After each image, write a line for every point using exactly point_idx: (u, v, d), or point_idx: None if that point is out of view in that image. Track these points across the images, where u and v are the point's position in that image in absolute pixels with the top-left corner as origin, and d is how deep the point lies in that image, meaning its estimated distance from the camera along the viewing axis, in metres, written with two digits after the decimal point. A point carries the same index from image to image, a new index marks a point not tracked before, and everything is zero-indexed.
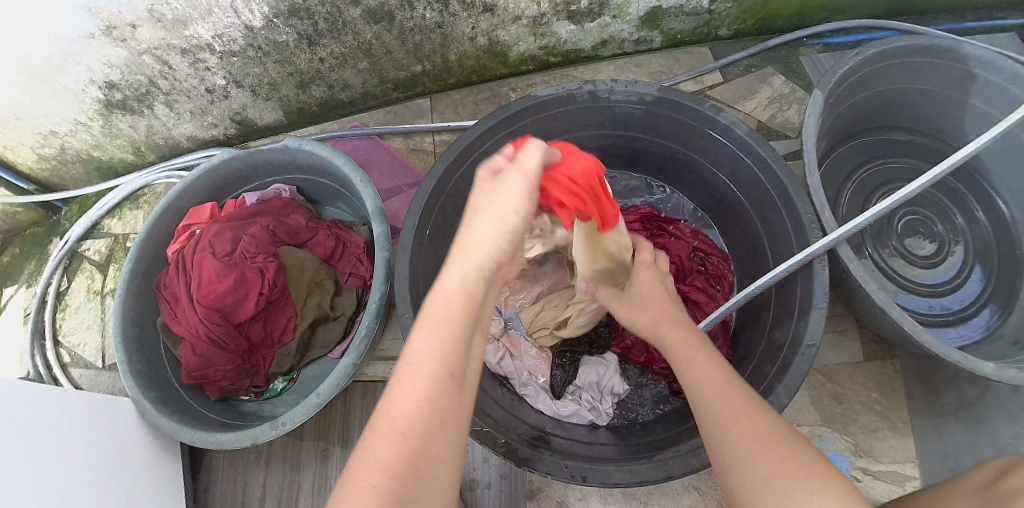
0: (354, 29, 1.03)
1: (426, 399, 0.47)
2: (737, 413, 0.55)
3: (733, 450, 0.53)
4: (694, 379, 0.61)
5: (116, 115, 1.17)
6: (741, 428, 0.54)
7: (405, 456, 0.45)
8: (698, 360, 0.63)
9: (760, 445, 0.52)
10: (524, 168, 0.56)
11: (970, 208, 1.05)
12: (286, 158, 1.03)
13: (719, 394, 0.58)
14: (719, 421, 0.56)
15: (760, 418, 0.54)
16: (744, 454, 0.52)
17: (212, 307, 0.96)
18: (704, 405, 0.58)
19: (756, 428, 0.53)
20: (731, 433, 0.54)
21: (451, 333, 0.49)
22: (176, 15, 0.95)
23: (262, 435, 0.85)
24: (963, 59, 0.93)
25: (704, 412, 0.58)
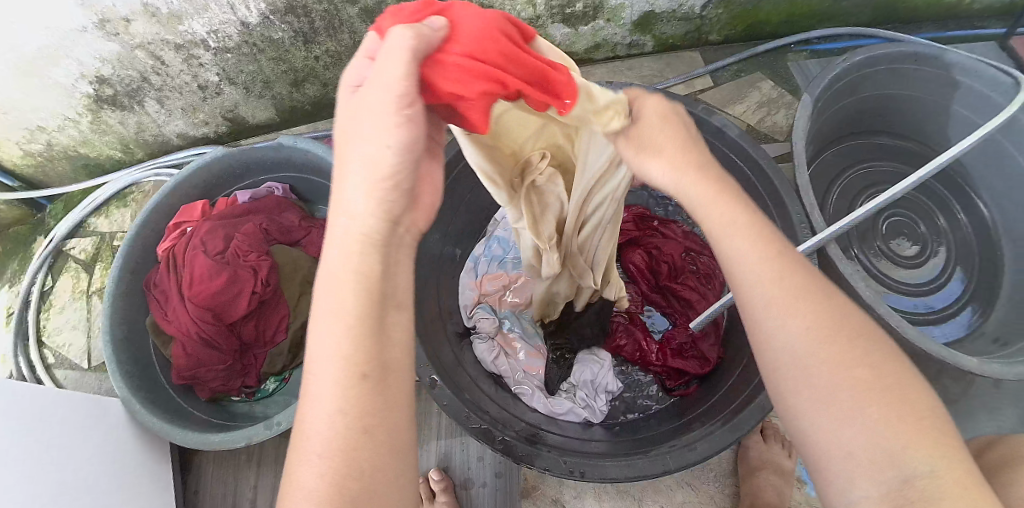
0: (350, 28, 1.03)
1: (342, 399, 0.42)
2: (804, 310, 0.43)
3: (795, 352, 0.42)
4: (747, 260, 0.45)
5: (105, 111, 1.16)
6: (810, 330, 0.42)
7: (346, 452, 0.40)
8: (751, 231, 0.46)
9: (834, 351, 0.41)
10: (386, 79, 0.46)
11: (953, 211, 1.08)
12: (281, 156, 1.03)
13: (781, 285, 0.44)
14: (779, 317, 0.43)
15: (833, 317, 0.42)
16: (811, 359, 0.41)
17: (204, 305, 0.96)
18: (757, 295, 0.44)
19: (824, 331, 0.42)
20: (796, 333, 0.42)
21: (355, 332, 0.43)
22: (171, 9, 0.94)
23: (257, 434, 0.84)
24: (947, 66, 0.96)
25: (757, 302, 0.44)
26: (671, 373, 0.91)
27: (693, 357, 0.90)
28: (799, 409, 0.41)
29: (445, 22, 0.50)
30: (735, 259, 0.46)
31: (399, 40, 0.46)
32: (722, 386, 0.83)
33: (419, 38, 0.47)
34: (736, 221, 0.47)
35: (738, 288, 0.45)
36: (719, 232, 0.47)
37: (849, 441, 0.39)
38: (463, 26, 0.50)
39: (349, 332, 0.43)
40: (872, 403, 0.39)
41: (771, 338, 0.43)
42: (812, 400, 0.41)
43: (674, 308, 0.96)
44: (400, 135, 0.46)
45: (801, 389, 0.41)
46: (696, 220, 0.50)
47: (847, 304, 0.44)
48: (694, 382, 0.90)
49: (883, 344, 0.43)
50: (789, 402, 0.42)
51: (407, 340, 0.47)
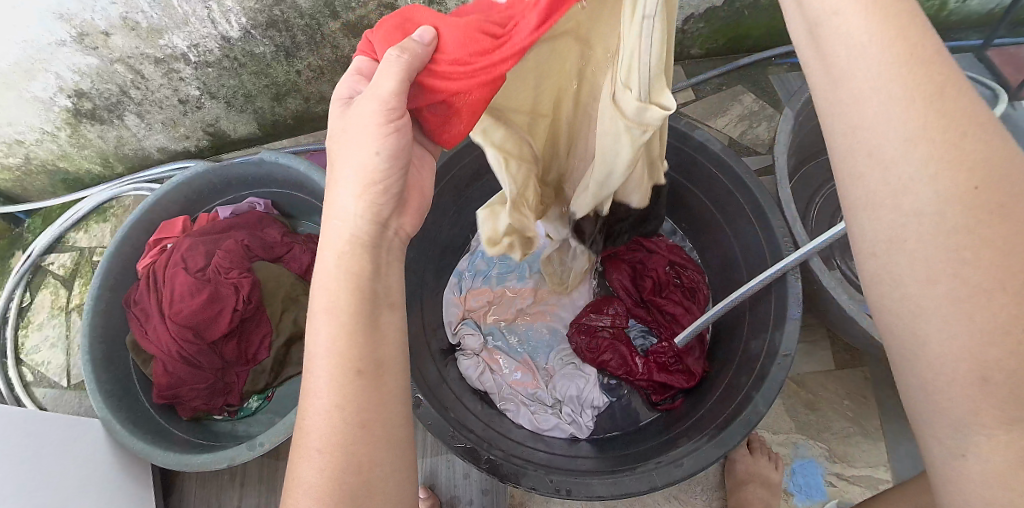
0: (333, 42, 1.03)
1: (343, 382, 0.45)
2: (964, 180, 0.33)
3: (935, 235, 0.33)
4: (901, 119, 0.34)
5: (84, 125, 1.14)
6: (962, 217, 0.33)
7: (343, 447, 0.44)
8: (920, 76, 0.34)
9: (992, 241, 0.32)
10: (376, 92, 0.50)
11: None
12: (262, 172, 1.02)
13: (938, 147, 0.33)
14: (928, 190, 0.33)
15: (994, 191, 0.33)
16: (956, 250, 0.33)
17: (185, 324, 0.94)
18: (902, 152, 0.34)
19: (993, 210, 0.32)
20: (945, 210, 0.33)
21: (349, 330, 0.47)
22: (151, 24, 0.93)
23: (240, 455, 0.83)
24: None
25: (901, 166, 0.34)
26: (657, 388, 0.90)
27: (679, 371, 0.90)
28: (920, 312, 0.34)
29: (432, 32, 0.52)
30: (877, 105, 0.35)
31: (386, 60, 0.49)
32: (710, 399, 0.83)
33: (407, 56, 0.50)
34: (898, 54, 0.34)
35: (872, 145, 0.35)
36: (864, 67, 0.35)
37: (981, 357, 0.32)
38: (447, 35, 0.52)
39: (341, 327, 0.47)
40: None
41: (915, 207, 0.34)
42: (954, 310, 0.33)
43: (660, 323, 0.95)
44: (388, 144, 0.51)
45: (938, 285, 0.33)
46: (820, 42, 0.37)
47: None
48: (681, 397, 0.90)
49: None
50: (909, 306, 0.35)
51: (399, 336, 0.50)
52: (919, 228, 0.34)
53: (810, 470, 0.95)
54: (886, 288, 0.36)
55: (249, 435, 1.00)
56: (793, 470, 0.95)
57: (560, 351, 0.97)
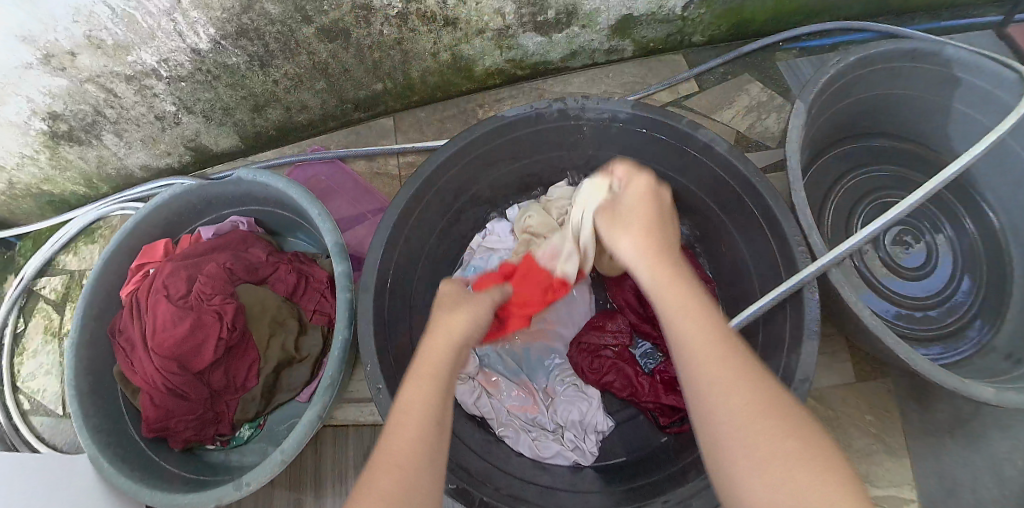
0: (308, 48, 0.96)
1: (416, 440, 0.52)
2: (743, 414, 0.48)
3: (733, 441, 0.47)
4: (697, 358, 0.52)
5: (63, 146, 1.09)
6: (760, 424, 0.47)
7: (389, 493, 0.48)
8: (692, 317, 0.55)
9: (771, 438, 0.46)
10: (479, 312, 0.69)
11: (959, 218, 1.01)
12: (241, 191, 0.97)
13: (733, 393, 0.49)
14: (729, 417, 0.48)
15: (760, 400, 0.49)
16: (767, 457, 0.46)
17: (169, 355, 0.90)
18: (717, 400, 0.49)
19: (757, 407, 0.48)
20: (746, 429, 0.47)
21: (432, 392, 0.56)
22: (117, 40, 0.88)
23: (225, 495, 0.79)
24: (946, 62, 0.89)
25: (719, 401, 0.49)
26: (665, 410, 0.84)
27: None
28: (733, 477, 0.47)
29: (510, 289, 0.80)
30: (690, 339, 0.53)
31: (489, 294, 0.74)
32: None
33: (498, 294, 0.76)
34: (690, 316, 0.55)
35: (681, 346, 0.54)
36: (681, 335, 0.54)
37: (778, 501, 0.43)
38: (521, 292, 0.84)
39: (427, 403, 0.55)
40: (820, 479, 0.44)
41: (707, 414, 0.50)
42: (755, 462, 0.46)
43: (665, 339, 0.89)
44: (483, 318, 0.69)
45: (740, 454, 0.47)
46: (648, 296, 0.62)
47: (782, 396, 0.50)
48: (690, 418, 0.84)
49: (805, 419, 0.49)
50: (723, 474, 0.48)
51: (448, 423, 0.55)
52: (723, 435, 0.48)
53: None
54: (720, 466, 0.49)
55: (243, 466, 0.97)
56: None
57: (560, 370, 0.91)
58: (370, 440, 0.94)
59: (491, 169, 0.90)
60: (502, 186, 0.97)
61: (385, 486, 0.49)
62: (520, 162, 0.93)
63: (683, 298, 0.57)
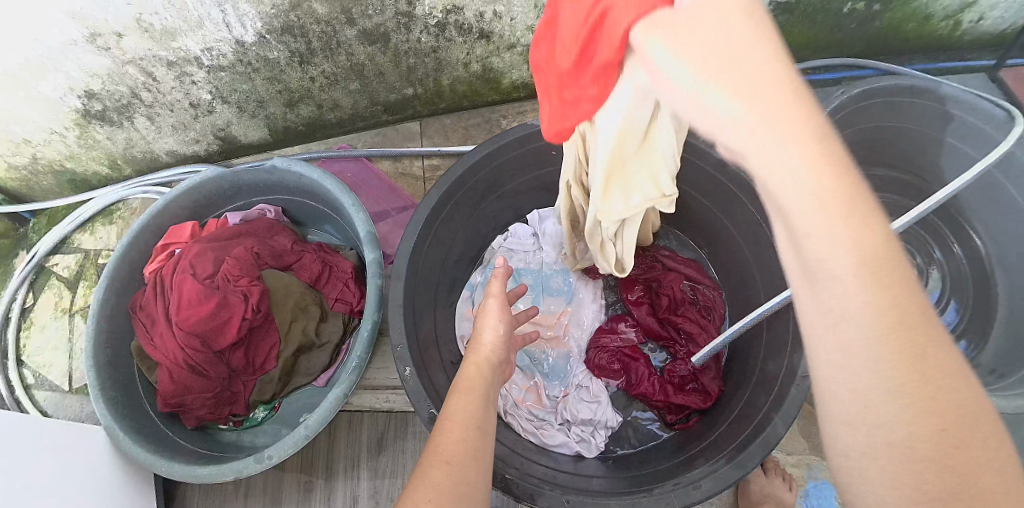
0: (348, 49, 1.02)
1: (461, 437, 0.54)
2: (894, 337, 0.32)
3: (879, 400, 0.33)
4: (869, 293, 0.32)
5: (94, 125, 1.12)
6: (880, 366, 0.33)
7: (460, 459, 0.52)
8: (851, 206, 0.32)
9: (920, 392, 0.32)
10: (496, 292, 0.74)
11: (949, 244, 1.09)
12: (274, 178, 1.01)
13: (883, 328, 0.32)
14: (873, 370, 0.33)
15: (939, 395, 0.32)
16: (897, 404, 0.32)
17: (193, 332, 0.93)
18: (847, 299, 0.32)
19: (934, 392, 0.32)
20: (874, 372, 0.33)
21: (462, 390, 0.60)
22: (165, 26, 0.92)
23: (246, 467, 0.81)
24: (942, 98, 0.99)
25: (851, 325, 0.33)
26: (671, 407, 0.90)
27: (693, 391, 0.90)
28: (845, 414, 0.35)
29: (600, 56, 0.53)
30: (841, 231, 0.31)
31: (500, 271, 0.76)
32: (724, 422, 0.81)
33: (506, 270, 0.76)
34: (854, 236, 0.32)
35: (820, 263, 0.32)
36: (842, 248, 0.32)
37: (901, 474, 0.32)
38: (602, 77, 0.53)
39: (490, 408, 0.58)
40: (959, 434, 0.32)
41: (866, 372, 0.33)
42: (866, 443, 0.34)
43: (675, 341, 0.95)
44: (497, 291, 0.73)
45: (864, 406, 0.33)
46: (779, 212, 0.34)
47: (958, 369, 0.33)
48: (695, 415, 0.89)
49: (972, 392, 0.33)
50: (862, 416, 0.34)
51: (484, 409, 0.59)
52: (868, 393, 0.33)
53: (824, 492, 0.94)
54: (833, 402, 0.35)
55: (255, 446, 0.99)
56: (807, 492, 0.94)
57: (573, 374, 0.94)
58: (384, 424, 0.97)
59: (519, 174, 0.96)
60: (526, 191, 1.02)
61: (437, 477, 0.49)
62: (544, 170, 0.98)
63: (778, 67, 0.34)
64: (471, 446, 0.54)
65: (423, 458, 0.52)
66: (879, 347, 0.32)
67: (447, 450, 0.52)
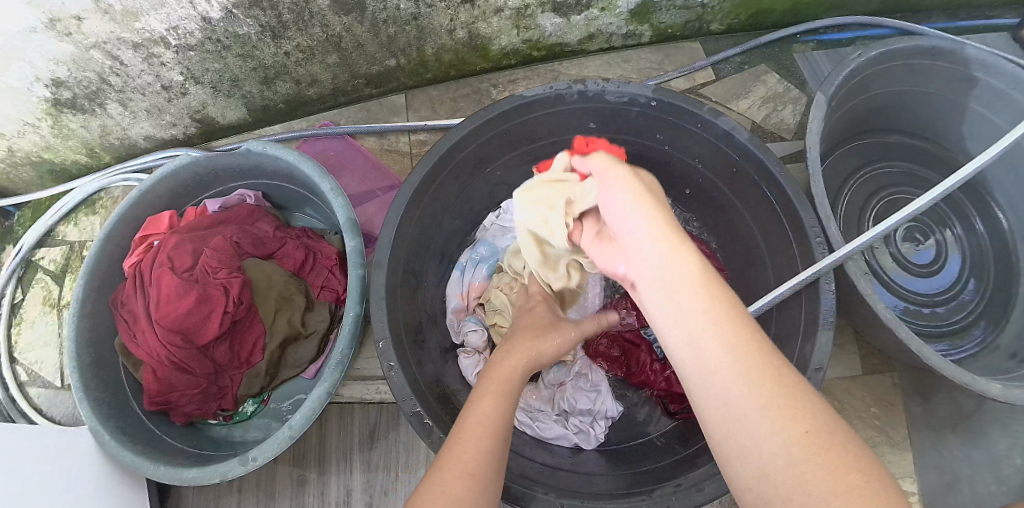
0: (322, 20, 0.94)
1: (485, 450, 0.53)
2: (772, 405, 0.44)
3: (797, 486, 0.41)
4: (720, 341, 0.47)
5: (66, 115, 1.07)
6: (792, 439, 0.43)
7: (477, 471, 0.51)
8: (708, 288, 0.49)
9: (810, 457, 0.42)
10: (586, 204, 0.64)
11: (971, 221, 1.02)
12: (250, 163, 0.95)
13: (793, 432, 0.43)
14: (780, 437, 0.43)
15: (818, 437, 0.42)
16: (804, 481, 0.41)
17: (173, 328, 0.89)
18: (730, 395, 0.45)
19: (807, 443, 0.42)
20: (785, 465, 0.42)
21: (498, 396, 0.60)
22: (126, 6, 0.85)
23: (231, 470, 0.78)
24: (965, 61, 0.90)
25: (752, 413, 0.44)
26: (675, 397, 0.85)
27: None
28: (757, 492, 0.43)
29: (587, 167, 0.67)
30: (711, 359, 0.47)
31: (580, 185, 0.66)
32: None
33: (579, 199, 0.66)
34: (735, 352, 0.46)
35: (707, 382, 0.47)
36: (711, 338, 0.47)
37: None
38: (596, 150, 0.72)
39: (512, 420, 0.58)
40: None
41: (730, 423, 0.45)
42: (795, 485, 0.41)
43: None
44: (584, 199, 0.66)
45: (757, 473, 0.43)
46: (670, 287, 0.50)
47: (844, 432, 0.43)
48: None
49: (838, 428, 0.43)
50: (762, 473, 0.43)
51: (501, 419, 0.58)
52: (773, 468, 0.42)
53: None
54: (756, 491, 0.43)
55: (246, 441, 0.97)
56: None
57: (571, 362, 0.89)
58: (376, 417, 0.94)
59: (509, 148, 0.90)
60: (517, 168, 0.96)
61: (454, 489, 0.49)
62: (536, 143, 0.92)
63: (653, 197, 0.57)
64: (479, 466, 0.52)
65: (438, 465, 0.52)
66: (755, 450, 0.44)
67: (461, 461, 0.52)
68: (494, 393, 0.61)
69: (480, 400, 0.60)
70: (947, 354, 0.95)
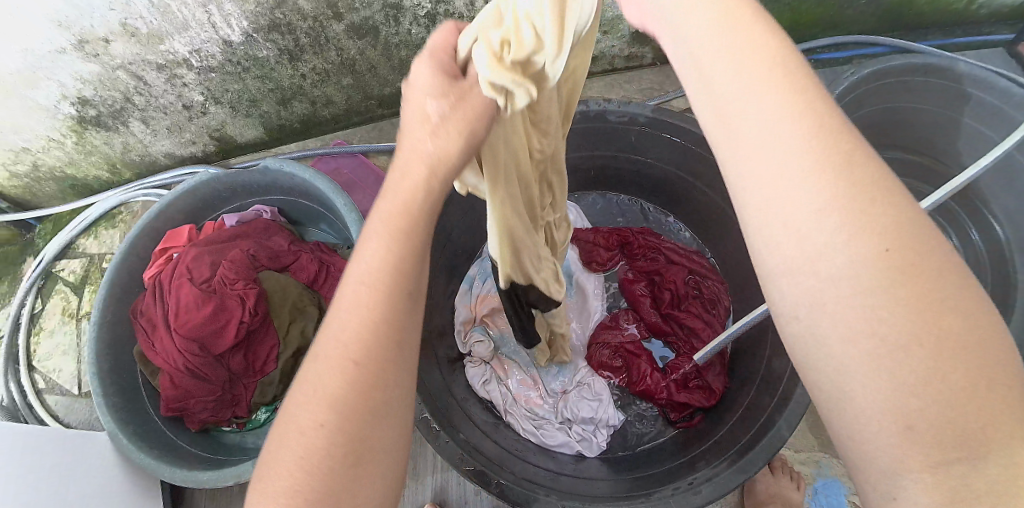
0: (338, 44, 0.99)
1: (373, 323, 0.36)
2: (852, 214, 0.29)
3: (869, 336, 0.28)
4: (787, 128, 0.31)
5: (90, 131, 1.12)
6: (880, 270, 0.29)
7: (368, 364, 0.36)
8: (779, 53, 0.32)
9: (896, 295, 0.28)
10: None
11: (968, 234, 1.05)
12: (267, 179, 1.00)
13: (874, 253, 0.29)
14: (845, 255, 0.29)
15: (911, 261, 0.29)
16: (890, 334, 0.28)
17: (191, 337, 0.93)
18: (792, 200, 0.30)
19: (899, 269, 0.29)
20: (862, 311, 0.29)
21: (394, 236, 0.38)
22: (152, 30, 0.90)
23: (245, 472, 0.81)
24: (959, 78, 0.95)
25: (807, 210, 0.30)
26: (675, 406, 0.87)
27: (697, 389, 0.87)
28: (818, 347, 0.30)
29: None
30: (762, 146, 0.31)
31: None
32: (731, 418, 0.79)
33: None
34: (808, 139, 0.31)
35: (748, 171, 0.32)
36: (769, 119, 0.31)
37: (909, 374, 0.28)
38: None
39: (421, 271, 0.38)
40: (977, 432, 0.27)
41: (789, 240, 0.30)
42: (872, 344, 0.28)
43: (676, 336, 0.94)
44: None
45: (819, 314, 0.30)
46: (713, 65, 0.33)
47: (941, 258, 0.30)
48: (699, 414, 0.87)
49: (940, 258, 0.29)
50: (824, 326, 0.30)
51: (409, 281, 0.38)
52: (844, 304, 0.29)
53: (833, 490, 0.92)
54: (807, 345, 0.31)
55: (258, 448, 1.00)
56: (815, 490, 0.92)
57: (573, 371, 0.93)
58: None
59: None
60: None
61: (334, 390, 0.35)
62: None
63: None
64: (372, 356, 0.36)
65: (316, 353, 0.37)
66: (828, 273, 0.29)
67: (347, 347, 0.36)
68: (394, 241, 0.38)
69: (376, 245, 0.39)
70: None
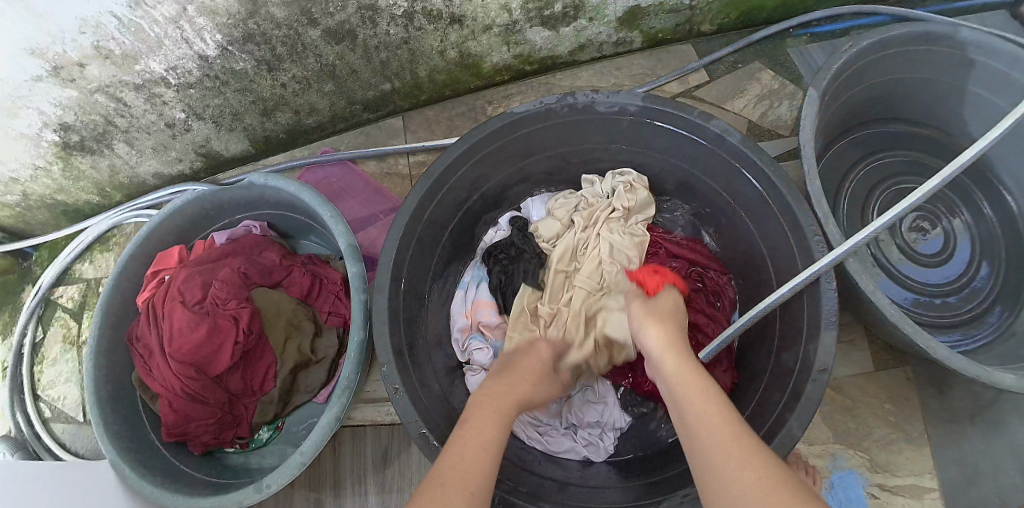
0: (315, 50, 0.96)
1: (480, 451, 0.57)
2: (726, 439, 0.54)
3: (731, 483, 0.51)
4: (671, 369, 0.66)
5: (76, 157, 1.10)
6: (737, 451, 0.53)
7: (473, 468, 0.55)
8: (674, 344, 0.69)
9: (741, 460, 0.52)
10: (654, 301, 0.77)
11: (978, 205, 1.00)
12: (253, 195, 0.98)
13: (712, 413, 0.57)
14: (704, 416, 0.58)
15: (753, 450, 0.52)
16: (735, 469, 0.51)
17: (186, 360, 0.90)
18: (696, 416, 0.58)
19: (741, 453, 0.52)
20: (730, 471, 0.52)
21: (496, 416, 0.63)
22: (125, 50, 0.87)
23: (247, 498, 0.79)
24: (961, 45, 0.89)
25: (697, 414, 0.58)
26: None
27: None
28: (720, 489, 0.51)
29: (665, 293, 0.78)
30: (684, 399, 0.61)
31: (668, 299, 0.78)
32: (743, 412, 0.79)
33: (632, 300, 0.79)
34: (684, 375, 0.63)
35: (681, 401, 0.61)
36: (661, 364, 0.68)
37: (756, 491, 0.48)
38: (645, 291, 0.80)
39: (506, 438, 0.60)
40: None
41: (695, 437, 0.57)
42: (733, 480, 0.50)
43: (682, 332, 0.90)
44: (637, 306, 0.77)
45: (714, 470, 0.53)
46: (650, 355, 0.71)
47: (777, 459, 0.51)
48: None
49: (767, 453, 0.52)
50: (720, 482, 0.51)
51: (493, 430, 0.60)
52: (700, 437, 0.56)
53: (850, 482, 0.90)
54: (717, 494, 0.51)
55: (262, 468, 0.98)
56: (834, 483, 0.90)
57: None
58: (387, 439, 0.95)
59: (504, 165, 0.90)
60: (512, 181, 0.96)
61: (447, 492, 0.51)
62: (532, 158, 0.92)
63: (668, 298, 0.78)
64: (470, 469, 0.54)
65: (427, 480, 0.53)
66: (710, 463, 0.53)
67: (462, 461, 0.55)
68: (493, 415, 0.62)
69: (483, 413, 0.63)
70: (960, 343, 0.94)
